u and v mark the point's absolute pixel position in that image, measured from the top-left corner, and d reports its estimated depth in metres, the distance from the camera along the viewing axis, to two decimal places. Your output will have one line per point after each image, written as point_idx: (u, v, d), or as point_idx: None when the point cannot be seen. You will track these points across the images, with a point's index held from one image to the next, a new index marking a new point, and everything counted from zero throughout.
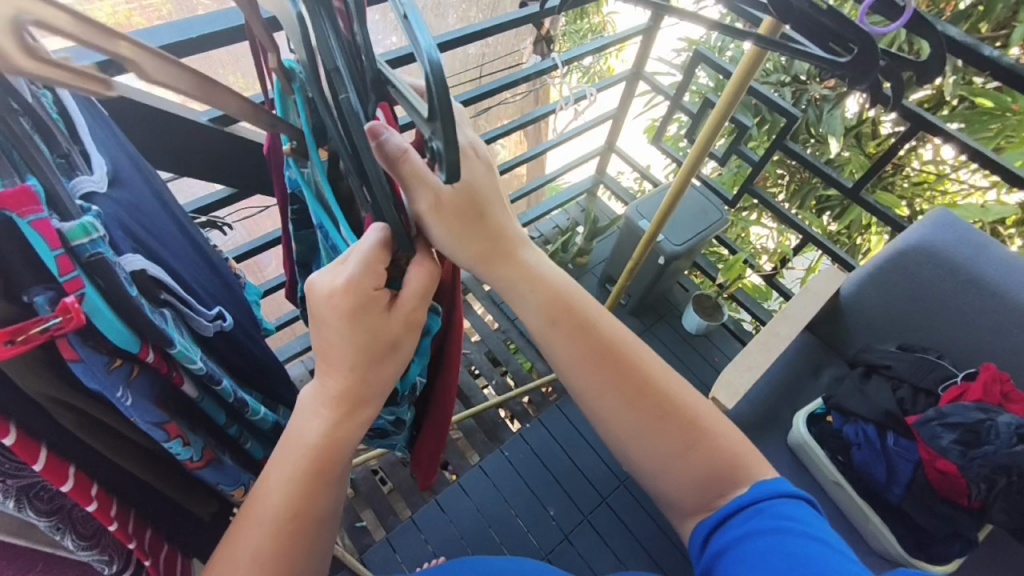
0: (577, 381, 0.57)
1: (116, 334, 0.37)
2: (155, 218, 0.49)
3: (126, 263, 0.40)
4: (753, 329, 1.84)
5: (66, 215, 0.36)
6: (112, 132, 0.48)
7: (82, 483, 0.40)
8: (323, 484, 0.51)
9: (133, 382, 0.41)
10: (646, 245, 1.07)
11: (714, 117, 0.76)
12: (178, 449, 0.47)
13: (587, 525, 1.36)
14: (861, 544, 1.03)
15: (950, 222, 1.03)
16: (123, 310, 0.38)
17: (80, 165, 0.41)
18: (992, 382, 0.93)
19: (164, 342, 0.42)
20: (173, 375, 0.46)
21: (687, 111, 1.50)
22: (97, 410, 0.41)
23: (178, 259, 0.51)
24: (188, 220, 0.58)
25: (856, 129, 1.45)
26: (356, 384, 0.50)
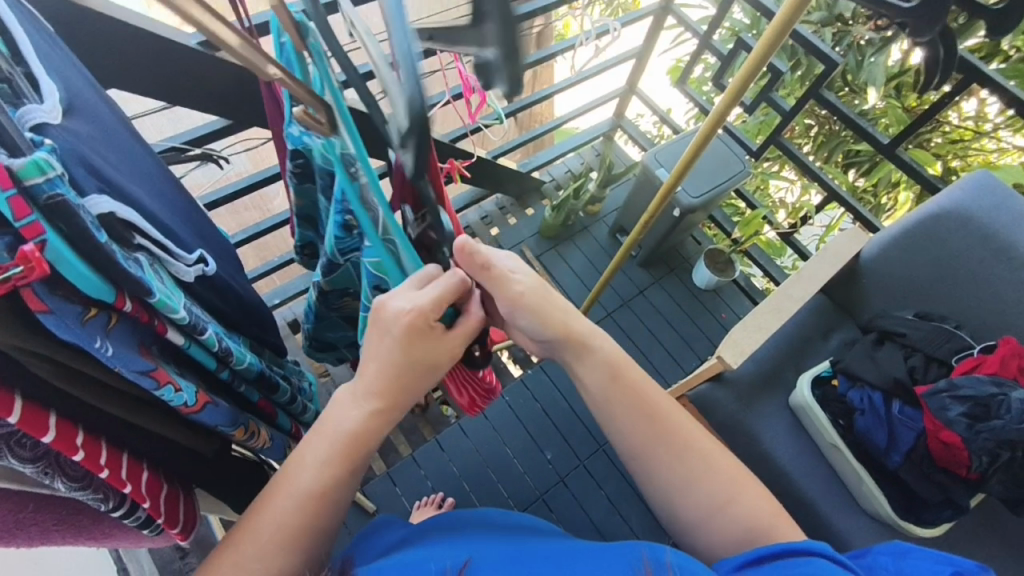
0: (628, 437, 0.62)
1: (87, 283, 0.35)
2: (118, 149, 0.46)
3: (92, 206, 0.37)
4: (763, 286, 1.80)
5: (16, 150, 0.32)
6: (59, 56, 0.43)
7: (67, 433, 0.40)
8: (348, 471, 0.57)
9: (113, 331, 0.39)
10: (664, 196, 1.02)
11: (753, 61, 0.69)
12: (170, 395, 0.46)
13: (582, 470, 1.39)
14: (851, 505, 1.04)
15: (992, 187, 0.96)
16: (90, 256, 0.35)
17: (26, 92, 0.37)
18: (1009, 356, 0.91)
19: (141, 291, 0.40)
20: (156, 324, 0.44)
21: (717, 51, 1.39)
22: (76, 359, 0.39)
23: (148, 193, 0.48)
24: (155, 157, 0.54)
25: (897, 79, 1.34)
26: (397, 388, 0.56)
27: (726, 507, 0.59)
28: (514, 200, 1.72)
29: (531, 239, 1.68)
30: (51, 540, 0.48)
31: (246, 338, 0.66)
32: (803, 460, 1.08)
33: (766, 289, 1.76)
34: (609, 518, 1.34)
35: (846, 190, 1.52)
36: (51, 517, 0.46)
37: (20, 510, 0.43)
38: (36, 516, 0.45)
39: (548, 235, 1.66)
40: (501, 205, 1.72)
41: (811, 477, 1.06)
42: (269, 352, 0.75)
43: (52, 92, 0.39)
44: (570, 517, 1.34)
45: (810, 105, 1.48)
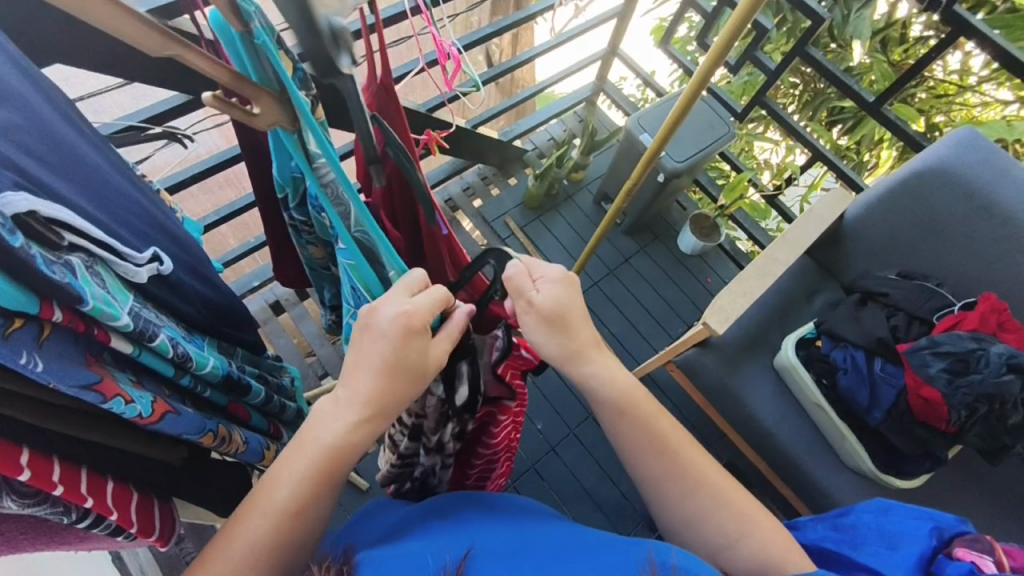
0: (637, 467, 0.60)
1: (5, 298, 0.33)
2: (51, 139, 0.42)
3: (5, 206, 0.34)
4: (748, 249, 1.80)
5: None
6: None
7: (9, 456, 0.38)
8: (325, 485, 0.53)
9: (45, 344, 0.37)
10: (648, 162, 0.99)
11: (736, 18, 0.67)
12: (121, 408, 0.44)
13: (572, 438, 1.41)
14: (834, 461, 1.07)
15: (975, 143, 0.96)
16: (4, 266, 0.33)
17: None
18: (990, 313, 0.92)
19: (72, 301, 0.38)
20: (97, 331, 0.42)
21: (700, 8, 1.35)
22: (10, 380, 0.38)
23: (84, 187, 0.45)
24: (101, 141, 0.51)
25: (882, 33, 1.31)
26: (380, 396, 0.53)
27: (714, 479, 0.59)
28: (496, 170, 1.69)
29: (515, 210, 1.66)
30: (22, 547, 0.47)
31: (212, 341, 0.65)
32: (788, 421, 1.10)
33: (752, 252, 1.76)
34: (600, 483, 1.37)
35: (830, 149, 1.51)
36: (17, 526, 0.44)
37: None
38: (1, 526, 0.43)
39: (532, 205, 1.64)
40: (483, 175, 1.68)
41: (796, 437, 1.09)
42: (240, 350, 0.73)
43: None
44: (561, 484, 1.36)
45: (795, 63, 1.45)
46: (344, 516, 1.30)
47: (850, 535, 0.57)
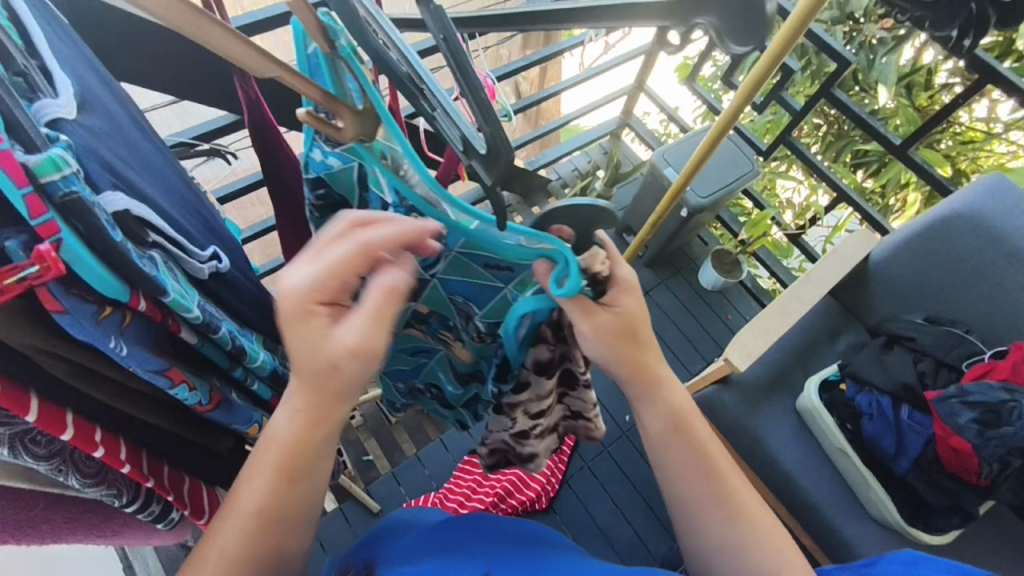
0: (681, 488, 0.62)
1: (102, 282, 0.35)
2: (130, 147, 0.45)
3: (106, 203, 0.38)
4: (769, 286, 1.79)
5: (32, 147, 0.32)
6: (75, 52, 0.43)
7: (84, 431, 0.42)
8: (286, 483, 0.52)
9: (126, 330, 0.40)
10: (673, 196, 1.01)
11: (765, 60, 0.68)
12: (185, 394, 0.48)
13: (587, 471, 1.39)
14: (858, 510, 1.03)
15: (1005, 190, 0.95)
16: (104, 254, 0.35)
17: (42, 86, 0.37)
18: (1021, 363, 0.89)
19: (155, 291, 0.40)
20: (170, 322, 0.44)
21: (726, 49, 1.38)
22: (91, 361, 0.40)
23: (162, 192, 0.48)
24: (166, 150, 0.55)
25: (908, 78, 1.33)
26: (318, 389, 0.51)
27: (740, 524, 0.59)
28: (520, 198, 1.71)
29: None
30: (62, 538, 0.51)
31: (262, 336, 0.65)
32: (809, 464, 1.07)
33: (773, 290, 1.75)
34: (613, 519, 1.34)
35: (854, 190, 1.50)
36: (62, 515, 0.48)
37: (32, 507, 0.45)
38: (47, 514, 0.47)
39: None
40: (507, 203, 1.71)
41: (818, 481, 1.06)
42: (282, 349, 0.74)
43: (67, 88, 0.39)
44: (573, 518, 1.34)
45: (820, 105, 1.46)
46: (352, 537, 1.29)
47: None
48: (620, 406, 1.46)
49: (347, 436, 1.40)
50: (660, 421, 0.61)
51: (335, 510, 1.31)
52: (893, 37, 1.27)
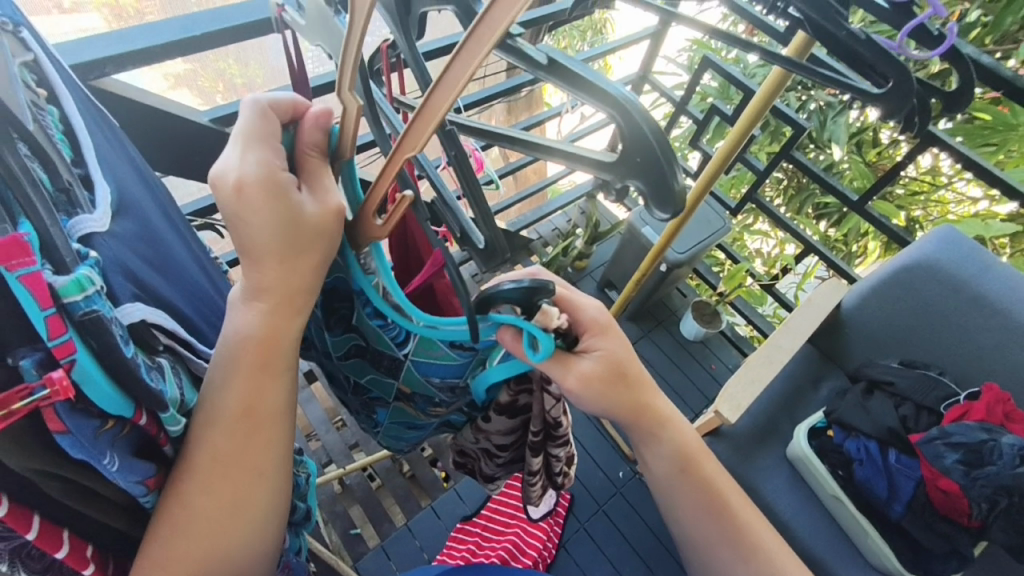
0: (703, 538, 0.64)
1: (109, 401, 0.35)
2: (157, 248, 0.48)
3: (124, 316, 0.38)
4: (747, 334, 1.84)
5: (62, 265, 0.33)
6: (118, 159, 0.48)
7: (78, 548, 0.41)
8: (251, 477, 0.47)
9: (121, 441, 0.38)
10: (655, 256, 1.05)
11: (735, 131, 0.75)
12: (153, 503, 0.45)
13: (584, 533, 1.35)
14: (857, 559, 1.03)
15: (957, 240, 1.03)
16: (115, 373, 0.36)
17: (80, 203, 0.39)
18: (995, 402, 0.94)
19: (157, 405, 0.40)
20: (159, 437, 0.43)
21: (692, 115, 1.50)
22: (91, 479, 0.39)
23: (177, 287, 0.49)
24: (194, 243, 0.58)
25: (857, 137, 1.45)
26: (256, 385, 0.47)
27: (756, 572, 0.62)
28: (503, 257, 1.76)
29: None
30: None
31: None
32: (806, 513, 1.07)
33: (751, 337, 1.80)
34: None
35: (819, 240, 1.59)
36: None
37: None
38: None
39: None
40: None
41: (815, 531, 1.06)
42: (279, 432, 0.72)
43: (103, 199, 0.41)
44: None
45: (781, 162, 1.57)
46: None
47: None
48: (614, 463, 1.45)
49: (334, 508, 1.35)
50: (673, 478, 0.63)
51: None
52: (839, 101, 1.39)
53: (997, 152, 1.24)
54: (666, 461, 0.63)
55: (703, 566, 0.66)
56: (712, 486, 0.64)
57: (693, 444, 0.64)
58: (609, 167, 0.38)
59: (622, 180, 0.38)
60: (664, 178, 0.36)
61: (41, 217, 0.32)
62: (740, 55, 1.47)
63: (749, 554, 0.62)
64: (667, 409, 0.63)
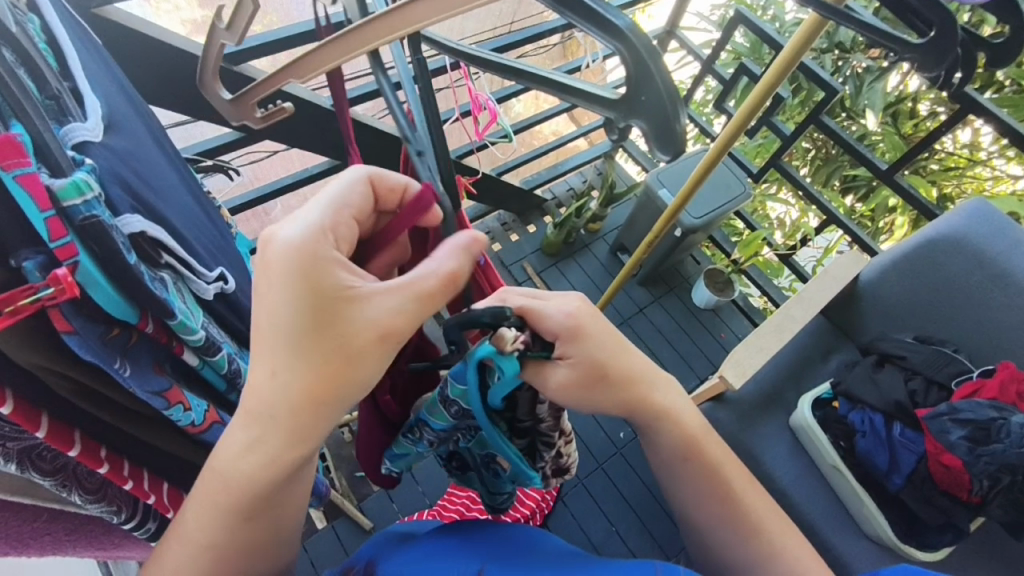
0: (696, 495, 0.65)
1: (114, 305, 0.36)
2: (150, 167, 0.47)
3: (125, 226, 0.38)
4: (760, 305, 1.81)
5: (58, 169, 0.33)
6: (105, 78, 0.47)
7: (90, 448, 0.41)
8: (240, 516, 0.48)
9: (131, 349, 0.39)
10: (668, 219, 1.03)
11: (760, 88, 0.71)
12: (179, 415, 0.46)
13: (581, 488, 1.39)
14: (851, 526, 1.04)
15: (988, 214, 0.99)
16: (119, 277, 0.36)
17: (71, 111, 0.39)
18: (1009, 381, 0.92)
19: (165, 313, 0.40)
20: (173, 345, 0.45)
21: (719, 75, 1.44)
22: (95, 380, 0.39)
23: (175, 210, 0.49)
24: (182, 167, 0.57)
25: (894, 106, 1.38)
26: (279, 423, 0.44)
27: (744, 530, 0.62)
28: (516, 216, 1.74)
29: (533, 255, 1.70)
30: (60, 551, 0.48)
31: None
32: (803, 480, 1.08)
33: (764, 308, 1.77)
34: (607, 538, 1.33)
35: (843, 213, 1.54)
36: (64, 526, 0.46)
37: (35, 519, 0.43)
38: (49, 527, 0.45)
39: (550, 252, 1.68)
40: (503, 221, 1.73)
41: (812, 498, 1.06)
42: None
43: (94, 110, 0.41)
44: (569, 537, 1.33)
45: (809, 130, 1.51)
46: (344, 557, 1.27)
47: None
48: (615, 424, 1.46)
49: (340, 452, 1.39)
50: (669, 437, 0.63)
51: (326, 528, 1.29)
52: (877, 65, 1.32)
53: None
54: (665, 420, 0.63)
55: (692, 519, 0.67)
56: (707, 446, 0.64)
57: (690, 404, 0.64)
58: (609, 106, 0.38)
59: (627, 121, 0.38)
60: (668, 119, 0.36)
61: (33, 122, 0.32)
62: (777, 11, 1.39)
63: (741, 512, 0.63)
64: (665, 400, 0.63)
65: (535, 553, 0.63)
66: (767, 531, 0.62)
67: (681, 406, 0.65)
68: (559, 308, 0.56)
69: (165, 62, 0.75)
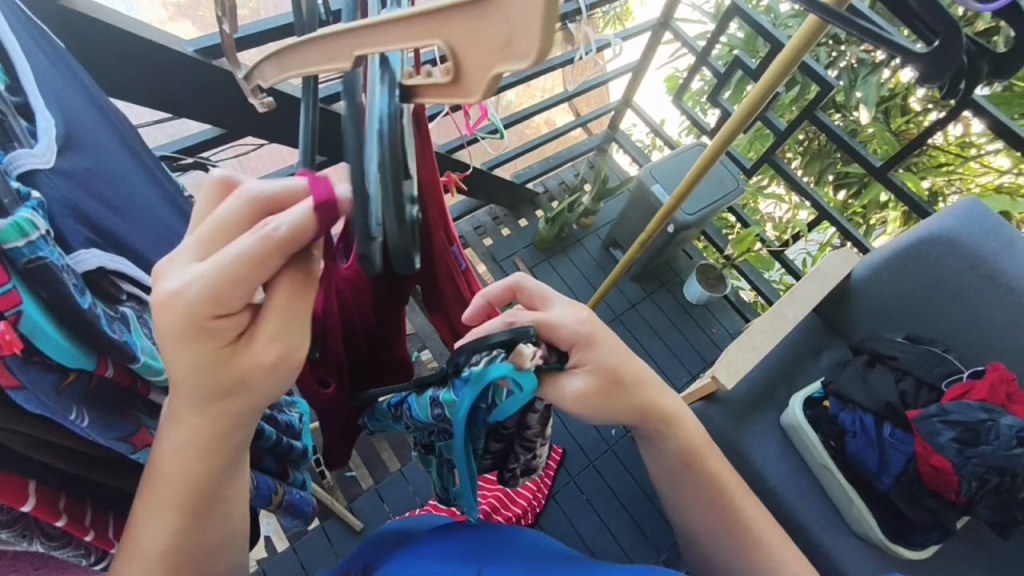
0: (690, 505, 0.65)
1: (65, 354, 0.34)
2: (115, 186, 0.45)
3: (78, 263, 0.37)
4: (751, 299, 1.82)
5: (1, 207, 0.30)
6: (69, 89, 0.45)
7: (47, 499, 0.39)
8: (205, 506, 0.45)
9: (90, 395, 0.38)
10: (663, 218, 1.01)
11: (759, 87, 0.69)
12: (145, 457, 0.45)
13: (573, 486, 1.39)
14: (840, 525, 1.05)
15: (981, 214, 0.98)
16: (70, 322, 0.34)
17: (19, 138, 0.36)
18: (998, 383, 0.92)
19: (124, 357, 0.38)
20: (138, 386, 0.43)
21: (714, 68, 1.42)
22: (47, 432, 0.38)
23: (142, 233, 0.46)
24: (161, 177, 0.55)
25: (886, 102, 1.37)
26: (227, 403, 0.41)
27: (738, 538, 0.62)
28: (507, 210, 1.72)
29: (524, 250, 1.69)
30: None
31: None
32: (794, 479, 1.08)
33: (755, 303, 1.78)
34: (599, 536, 1.33)
35: (835, 208, 1.54)
36: (30, 564, 0.43)
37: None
38: (15, 564, 0.42)
39: (542, 247, 1.67)
40: (494, 216, 1.71)
41: (803, 497, 1.07)
42: None
43: (44, 130, 0.38)
44: (561, 535, 1.33)
45: (803, 125, 1.50)
46: (335, 557, 1.27)
47: None
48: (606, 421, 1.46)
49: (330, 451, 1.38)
50: (664, 446, 0.62)
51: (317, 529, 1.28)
52: (872, 59, 1.31)
53: None
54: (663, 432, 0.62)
55: (684, 525, 0.67)
56: (696, 451, 0.63)
57: (683, 413, 0.63)
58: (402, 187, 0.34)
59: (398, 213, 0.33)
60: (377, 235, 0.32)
61: None
62: (772, 2, 1.37)
63: (735, 521, 0.63)
64: (672, 405, 0.62)
65: (508, 548, 0.63)
66: (760, 540, 0.62)
67: (685, 412, 0.64)
68: (573, 317, 0.57)
69: (137, 57, 0.72)
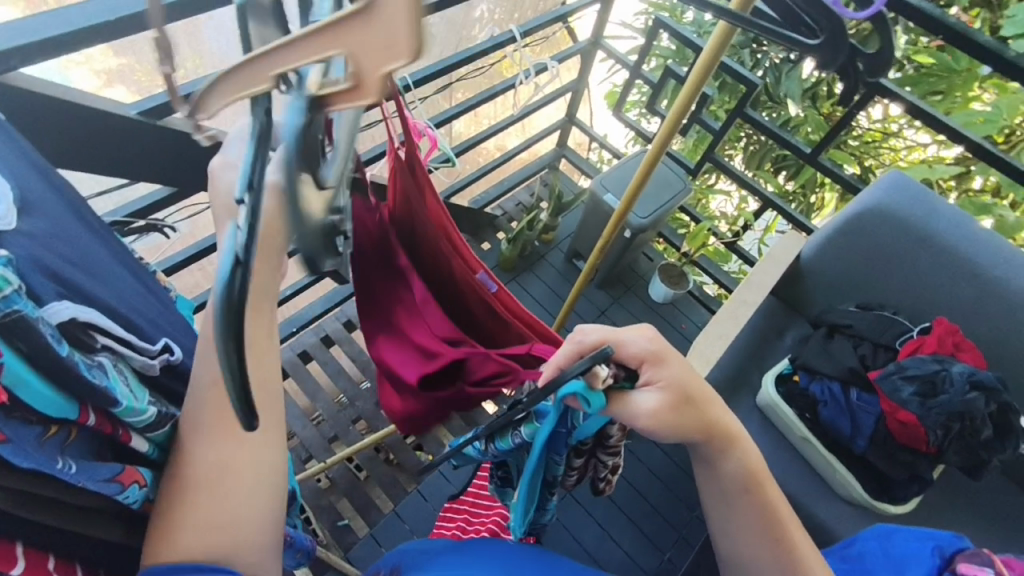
0: None
1: (50, 404, 0.35)
2: (72, 243, 0.45)
3: (51, 315, 0.37)
4: (715, 292, 1.88)
5: None
6: (14, 153, 0.45)
7: (36, 560, 0.38)
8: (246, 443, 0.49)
9: (71, 446, 0.38)
10: (617, 223, 1.05)
11: (686, 90, 0.74)
12: (135, 495, 0.45)
13: (569, 499, 1.38)
14: (827, 493, 1.08)
15: (904, 184, 1.07)
16: (50, 371, 0.35)
17: None
18: (945, 335, 1.00)
19: (105, 402, 0.40)
20: (119, 431, 0.43)
21: (648, 79, 1.51)
22: (35, 485, 0.38)
23: (104, 287, 0.46)
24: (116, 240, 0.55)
25: (811, 91, 1.47)
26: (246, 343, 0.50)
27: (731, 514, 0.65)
28: (469, 237, 1.74)
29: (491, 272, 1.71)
30: None
31: None
32: (777, 456, 1.12)
33: (718, 295, 1.84)
34: (601, 545, 1.33)
35: (779, 195, 1.63)
36: None
37: None
38: None
39: (507, 267, 1.70)
40: None
41: (788, 472, 1.10)
42: None
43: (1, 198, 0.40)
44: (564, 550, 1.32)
45: (736, 122, 1.59)
46: None
47: (858, 565, 0.67)
48: None
49: (319, 502, 1.34)
50: None
51: None
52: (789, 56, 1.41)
53: (940, 99, 1.28)
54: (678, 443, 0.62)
55: None
56: (759, 479, 0.61)
57: None
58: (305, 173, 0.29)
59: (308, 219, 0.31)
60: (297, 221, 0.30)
61: None
62: (694, 14, 1.47)
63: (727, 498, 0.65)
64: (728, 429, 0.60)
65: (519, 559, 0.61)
66: None
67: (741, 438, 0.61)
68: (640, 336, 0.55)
69: (85, 127, 0.72)
